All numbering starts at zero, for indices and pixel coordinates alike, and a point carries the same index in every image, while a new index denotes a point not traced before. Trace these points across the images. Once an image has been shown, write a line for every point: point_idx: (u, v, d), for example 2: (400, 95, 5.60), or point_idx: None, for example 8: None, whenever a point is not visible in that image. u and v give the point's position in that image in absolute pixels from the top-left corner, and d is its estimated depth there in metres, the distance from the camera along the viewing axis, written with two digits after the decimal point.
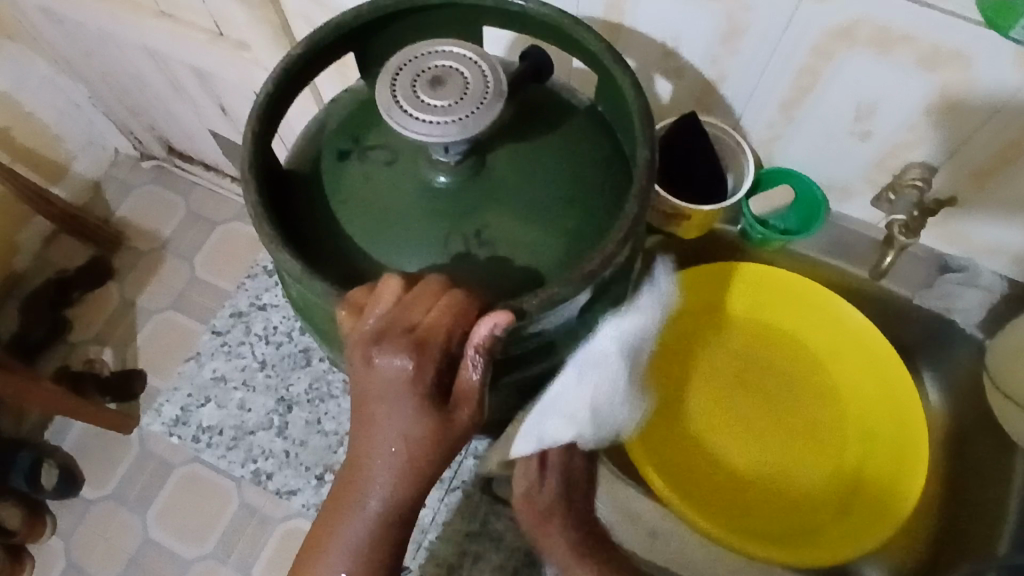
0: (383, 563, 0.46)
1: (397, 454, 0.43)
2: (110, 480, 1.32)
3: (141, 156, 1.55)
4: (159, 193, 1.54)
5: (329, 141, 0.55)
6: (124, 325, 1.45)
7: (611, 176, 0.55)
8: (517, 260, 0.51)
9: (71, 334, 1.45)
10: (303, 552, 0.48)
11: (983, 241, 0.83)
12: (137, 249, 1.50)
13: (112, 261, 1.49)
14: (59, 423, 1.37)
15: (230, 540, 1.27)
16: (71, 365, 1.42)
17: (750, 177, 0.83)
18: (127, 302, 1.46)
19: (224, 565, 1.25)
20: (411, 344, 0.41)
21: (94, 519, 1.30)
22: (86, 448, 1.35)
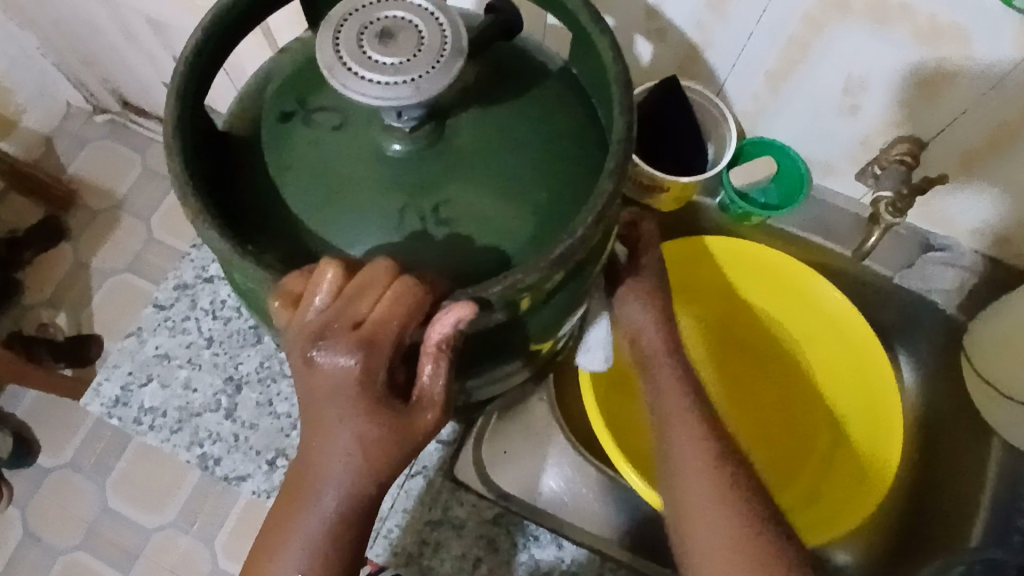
0: (344, 562, 0.42)
1: (351, 455, 0.38)
2: (67, 447, 1.26)
3: (94, 108, 1.46)
4: (114, 148, 1.45)
5: (271, 102, 0.50)
6: (78, 287, 1.38)
7: (584, 149, 0.50)
8: (479, 240, 0.46)
9: (22, 296, 1.37)
10: (258, 547, 0.44)
11: (968, 220, 0.80)
12: (91, 208, 1.41)
13: (65, 221, 1.41)
14: (13, 390, 1.31)
15: (192, 509, 1.21)
16: (23, 329, 1.35)
17: (732, 149, 0.79)
18: (81, 263, 1.39)
19: (186, 535, 1.20)
20: (357, 343, 0.36)
21: (50, 487, 1.24)
22: (42, 416, 1.29)
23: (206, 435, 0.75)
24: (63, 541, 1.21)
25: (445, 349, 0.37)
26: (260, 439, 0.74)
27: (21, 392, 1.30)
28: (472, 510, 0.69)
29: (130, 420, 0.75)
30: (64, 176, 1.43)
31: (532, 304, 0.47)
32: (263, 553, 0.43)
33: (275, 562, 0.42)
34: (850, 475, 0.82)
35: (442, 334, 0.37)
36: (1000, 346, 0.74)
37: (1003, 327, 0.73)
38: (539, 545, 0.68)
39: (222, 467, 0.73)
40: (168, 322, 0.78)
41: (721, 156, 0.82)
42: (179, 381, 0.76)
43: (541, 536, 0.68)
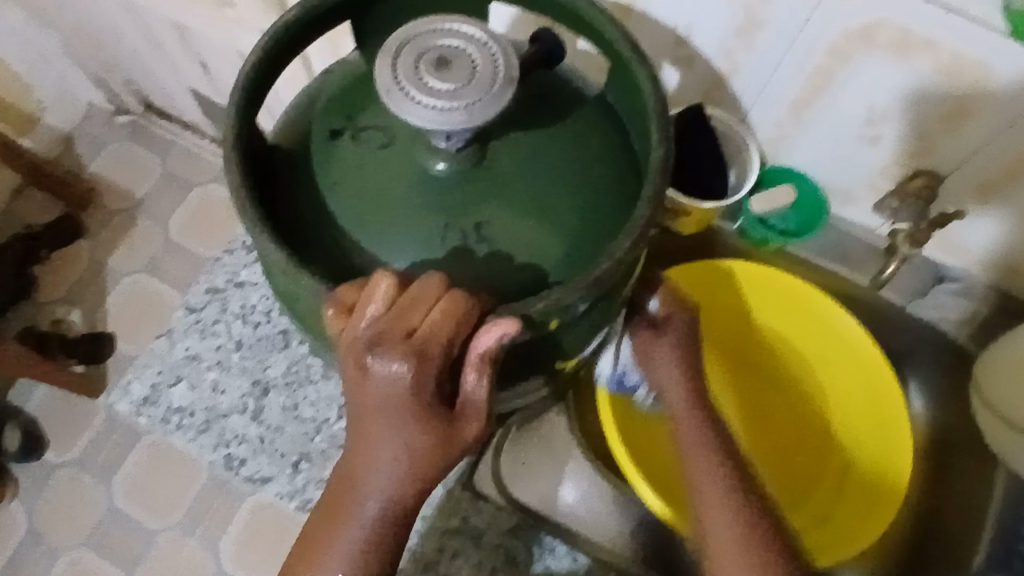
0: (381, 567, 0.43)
1: (397, 461, 0.39)
2: None
3: (116, 110, 1.48)
4: (135, 150, 1.47)
5: (319, 119, 0.52)
6: (95, 286, 1.39)
7: (620, 173, 0.52)
8: (519, 259, 0.48)
9: (39, 294, 1.39)
10: (298, 549, 0.45)
11: (978, 252, 0.82)
12: (110, 208, 1.44)
13: (83, 220, 1.43)
14: None
15: None
16: (37, 325, 1.37)
17: (753, 177, 0.81)
18: (99, 263, 1.40)
19: None
20: (409, 352, 0.37)
21: None
22: None
23: (233, 434, 1.01)
24: None
25: (487, 360, 0.39)
26: (284, 443, 1.00)
27: None
28: (490, 522, 0.78)
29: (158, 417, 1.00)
30: (84, 175, 1.46)
31: (564, 324, 0.49)
32: (303, 556, 0.45)
33: (315, 567, 0.44)
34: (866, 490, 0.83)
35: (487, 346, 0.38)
36: (1010, 375, 0.76)
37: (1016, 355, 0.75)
38: (555, 556, 0.78)
39: (247, 466, 0.99)
40: (199, 326, 1.04)
41: (742, 182, 0.84)
42: (208, 383, 1.02)
43: (556, 549, 0.77)
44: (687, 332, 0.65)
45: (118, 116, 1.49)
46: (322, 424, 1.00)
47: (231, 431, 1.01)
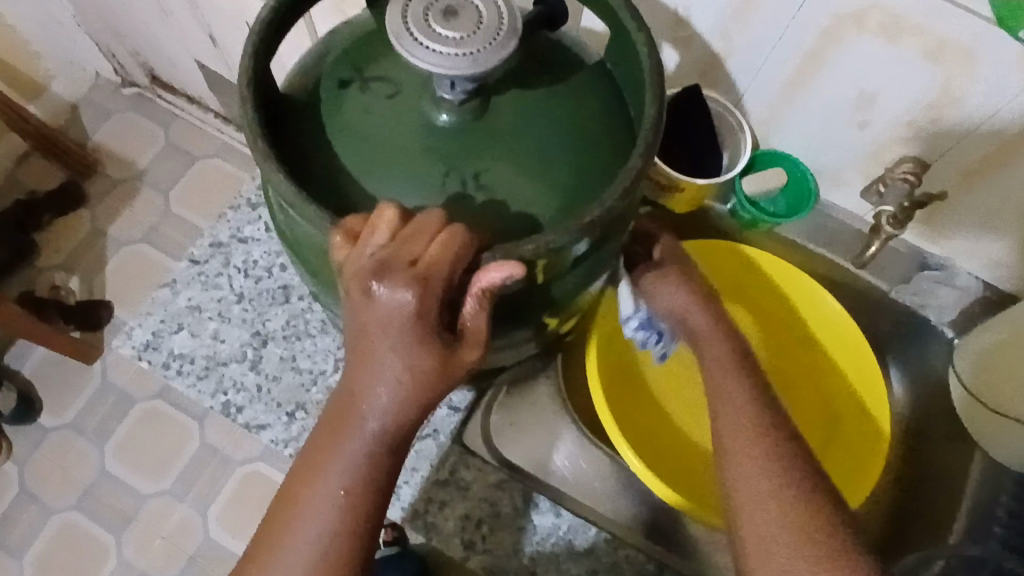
0: (377, 486, 0.45)
1: (399, 383, 0.42)
2: (70, 407, 1.24)
3: (122, 82, 1.50)
4: (138, 121, 1.49)
5: (328, 70, 0.54)
6: (93, 253, 1.41)
7: (615, 135, 0.55)
8: (513, 206, 0.51)
9: (36, 258, 1.41)
10: (296, 471, 0.47)
11: (959, 242, 0.84)
12: (111, 177, 1.46)
13: (84, 187, 1.45)
14: (20, 348, 1.28)
15: (190, 478, 1.19)
16: (36, 290, 1.38)
17: (746, 158, 0.84)
18: (98, 231, 1.42)
19: (181, 503, 1.18)
20: (413, 278, 0.40)
21: (50, 447, 1.22)
22: (45, 376, 1.26)
23: (232, 383, 0.86)
24: (57, 502, 1.19)
25: (488, 294, 0.42)
26: (281, 392, 0.84)
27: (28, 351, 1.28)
28: (478, 474, 0.73)
29: (160, 363, 0.87)
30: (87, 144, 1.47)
31: (557, 270, 0.51)
32: (301, 477, 0.46)
33: (314, 485, 0.45)
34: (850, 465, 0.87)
35: (494, 281, 0.42)
36: (988, 359, 0.79)
37: (998, 337, 0.77)
38: (541, 513, 0.73)
39: (244, 414, 0.84)
40: (202, 277, 0.88)
41: (735, 162, 0.86)
42: (209, 333, 0.87)
43: (541, 504, 0.73)
44: (674, 299, 0.68)
45: (124, 87, 1.51)
46: (322, 373, 0.85)
47: (230, 379, 0.85)
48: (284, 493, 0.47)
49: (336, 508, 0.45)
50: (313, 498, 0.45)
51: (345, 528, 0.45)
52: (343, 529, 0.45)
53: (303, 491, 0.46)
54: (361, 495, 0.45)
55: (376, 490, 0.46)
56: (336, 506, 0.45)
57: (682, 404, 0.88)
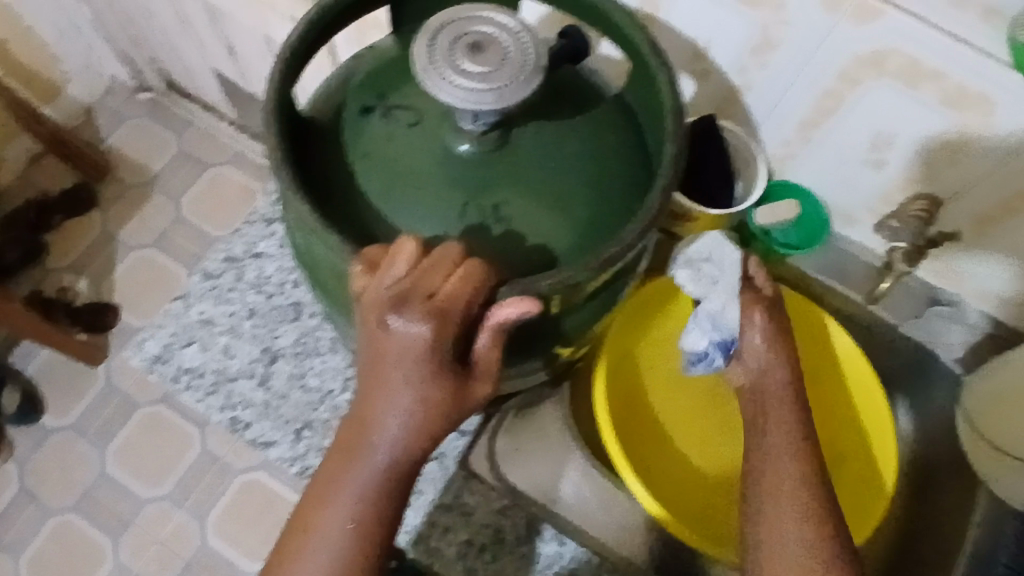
0: (385, 517, 0.45)
1: (411, 414, 0.42)
2: (75, 408, 1.13)
3: (138, 86, 1.50)
4: (152, 126, 1.47)
5: (351, 95, 0.54)
6: (102, 257, 1.39)
7: (633, 169, 0.55)
8: (529, 239, 0.51)
9: (46, 261, 1.37)
10: (306, 498, 0.47)
11: (971, 282, 0.84)
12: (123, 181, 1.43)
13: (96, 191, 1.42)
14: (24, 346, 1.17)
15: (188, 484, 1.09)
16: (43, 291, 1.35)
17: (759, 190, 0.83)
18: (107, 235, 1.41)
19: (178, 510, 1.08)
20: (430, 313, 0.40)
21: (52, 447, 1.11)
22: (50, 374, 1.15)
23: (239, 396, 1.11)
24: (56, 501, 1.08)
25: (502, 329, 0.42)
26: (287, 411, 1.10)
27: None
28: (481, 500, 0.76)
29: None
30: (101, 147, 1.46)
31: (570, 305, 0.51)
32: (311, 504, 0.46)
33: (324, 513, 0.45)
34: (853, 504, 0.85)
35: (506, 318, 0.42)
36: (997, 398, 0.79)
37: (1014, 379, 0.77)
38: (544, 542, 0.76)
39: (249, 431, 1.09)
40: (214, 293, 1.14)
41: (749, 193, 0.85)
42: (219, 347, 1.11)
43: (545, 533, 0.76)
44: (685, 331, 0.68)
45: (139, 92, 1.50)
46: None
47: (238, 394, 1.10)
48: (295, 520, 0.47)
49: (344, 539, 0.45)
50: (323, 526, 0.45)
51: (353, 559, 0.45)
52: (351, 559, 0.45)
53: (314, 519, 0.46)
54: (370, 525, 0.45)
55: (384, 521, 0.46)
56: (345, 537, 0.45)
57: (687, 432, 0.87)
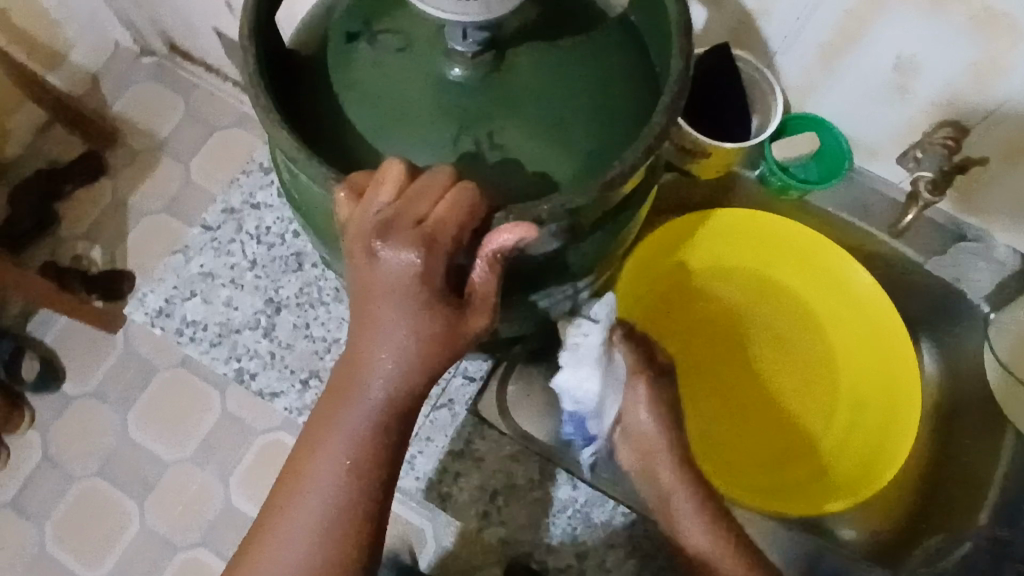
0: (384, 455, 0.44)
1: (405, 347, 0.40)
2: (92, 377, 1.21)
3: (141, 49, 1.49)
4: (160, 90, 1.47)
5: (337, 22, 0.51)
6: (114, 224, 1.41)
7: (639, 94, 0.52)
8: (529, 167, 0.48)
9: (59, 230, 1.41)
10: (302, 438, 0.45)
11: (1002, 214, 0.80)
12: (132, 147, 1.45)
13: (108, 158, 1.44)
14: (44, 316, 1.25)
15: (209, 447, 1.17)
16: (59, 259, 1.39)
17: (776, 121, 0.80)
18: (119, 201, 1.42)
19: (201, 469, 1.16)
20: (419, 239, 0.37)
21: (73, 414, 1.20)
22: (69, 345, 1.23)
23: (245, 351, 0.72)
24: (79, 465, 1.17)
25: (498, 257, 0.40)
26: (296, 359, 0.71)
27: (51, 320, 1.24)
28: (491, 446, 0.73)
29: (172, 331, 0.72)
30: (108, 113, 1.47)
31: (572, 236, 0.49)
32: (307, 444, 0.45)
33: (320, 452, 0.44)
34: (874, 447, 0.83)
35: (502, 244, 0.39)
36: None
37: None
38: (560, 486, 0.71)
39: (257, 383, 0.71)
40: (214, 242, 0.74)
41: (765, 126, 0.82)
42: (223, 299, 0.73)
43: (560, 477, 0.72)
44: None
45: (143, 55, 1.49)
46: (338, 343, 0.72)
47: (246, 348, 0.72)
48: (291, 462, 0.45)
49: (342, 479, 0.44)
50: (319, 467, 0.44)
51: (351, 499, 0.44)
52: (349, 498, 0.44)
53: (310, 459, 0.44)
54: (369, 464, 0.44)
55: (383, 461, 0.44)
56: (342, 477, 0.44)
57: (706, 379, 0.88)
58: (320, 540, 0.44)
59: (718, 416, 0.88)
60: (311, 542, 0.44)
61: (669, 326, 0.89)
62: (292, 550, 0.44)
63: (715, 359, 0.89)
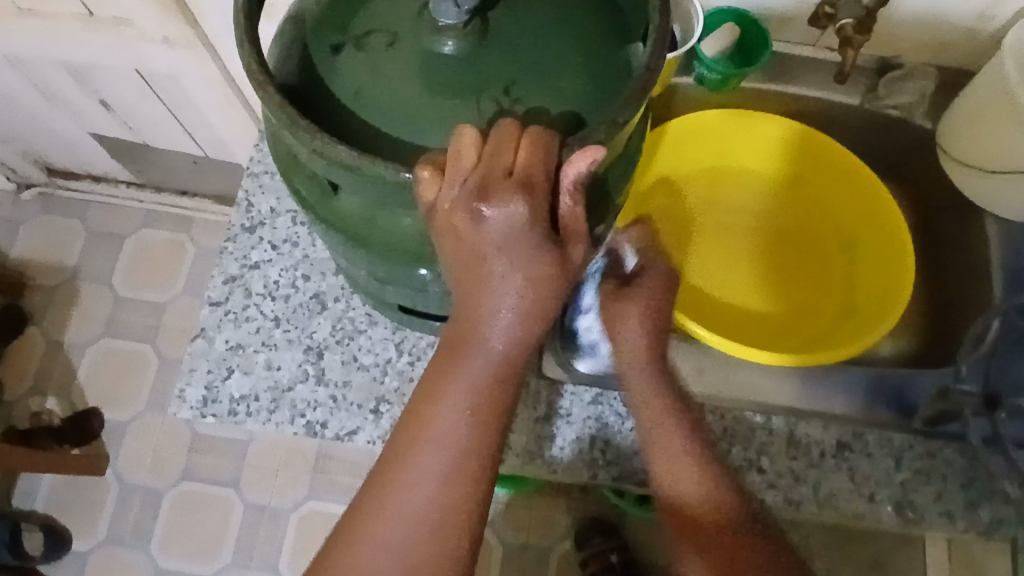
0: (501, 407, 0.46)
1: (521, 296, 0.42)
2: (100, 525, 1.49)
3: (18, 188, 1.72)
4: (57, 221, 1.71)
5: (314, 41, 0.52)
6: (58, 366, 1.61)
7: (610, 14, 0.55)
8: (552, 108, 0.50)
9: (6, 395, 1.59)
10: (415, 398, 0.47)
11: (910, 35, 0.90)
12: (46, 286, 1.67)
13: (25, 304, 1.65)
14: (27, 486, 1.52)
15: (249, 542, 1.47)
16: (16, 422, 1.57)
17: (701, 23, 0.84)
18: (54, 342, 1.63)
19: (250, 567, 1.45)
20: (517, 187, 0.41)
21: (96, 563, 1.47)
22: (61, 500, 1.51)
23: (306, 404, 0.70)
24: None
25: (579, 186, 0.42)
26: (358, 391, 0.71)
27: (34, 488, 1.52)
28: (573, 398, 0.73)
29: (226, 414, 0.70)
30: (8, 262, 1.69)
31: (612, 157, 0.51)
32: (422, 400, 0.46)
33: (439, 406, 0.45)
34: (878, 270, 0.89)
35: (579, 173, 0.42)
36: (971, 125, 0.83)
37: (985, 101, 0.80)
38: None
39: (331, 428, 0.69)
40: (230, 315, 0.73)
41: (689, 33, 0.86)
42: (263, 362, 0.72)
43: None
44: None
45: (21, 192, 1.72)
46: (391, 361, 0.72)
47: (306, 400, 0.70)
48: (406, 418, 0.46)
49: (462, 430, 0.45)
50: (440, 419, 0.45)
51: (474, 447, 0.45)
52: (471, 446, 0.45)
53: (430, 413, 0.45)
54: (488, 414, 0.45)
55: (498, 410, 0.46)
56: (463, 426, 0.45)
57: (712, 273, 0.92)
58: (445, 488, 0.45)
59: (737, 301, 0.91)
60: (437, 492, 0.45)
61: (659, 241, 0.93)
62: (416, 498, 0.45)
63: (710, 254, 0.93)
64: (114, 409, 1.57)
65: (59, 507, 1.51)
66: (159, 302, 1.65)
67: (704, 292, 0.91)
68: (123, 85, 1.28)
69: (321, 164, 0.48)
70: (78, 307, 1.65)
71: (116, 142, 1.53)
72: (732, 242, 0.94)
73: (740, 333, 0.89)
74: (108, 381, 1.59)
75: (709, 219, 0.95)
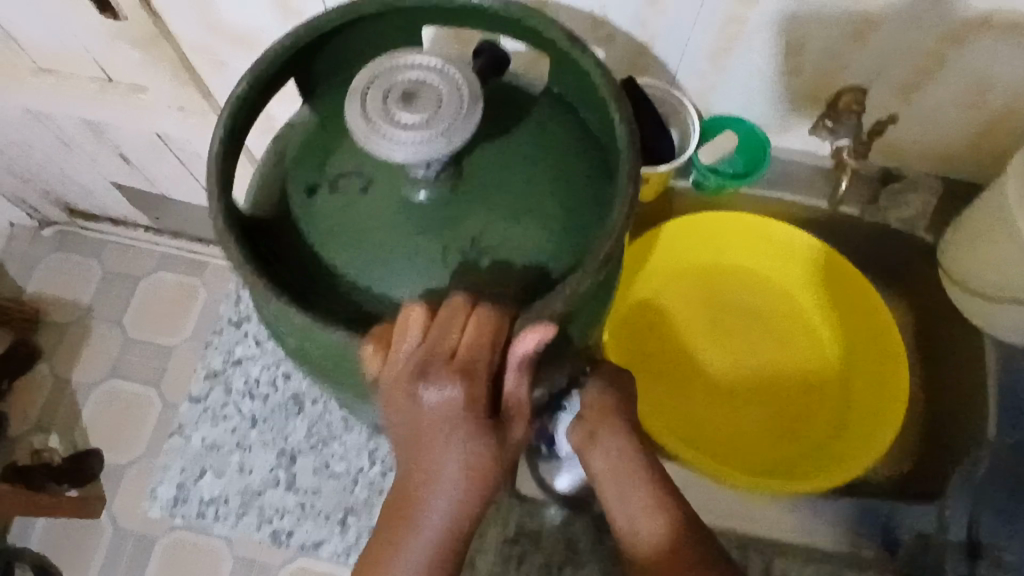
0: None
1: (459, 481, 0.43)
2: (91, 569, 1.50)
3: (40, 224, 1.75)
4: (73, 259, 1.74)
5: (293, 177, 0.53)
6: (65, 406, 1.63)
7: (588, 157, 0.54)
8: (518, 261, 0.50)
9: (13, 429, 1.61)
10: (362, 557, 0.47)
11: (916, 147, 0.87)
12: (59, 323, 1.69)
13: (38, 340, 1.67)
14: (23, 523, 1.54)
15: None
16: (19, 457, 1.59)
17: (696, 133, 0.83)
18: (62, 380, 1.64)
19: None
20: (456, 372, 0.41)
21: None
22: (55, 541, 1.52)
23: (273, 510, 0.77)
24: None
25: (526, 364, 0.43)
26: (326, 501, 0.77)
27: (31, 526, 1.54)
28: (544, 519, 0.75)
29: (195, 513, 0.77)
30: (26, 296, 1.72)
31: (577, 312, 0.49)
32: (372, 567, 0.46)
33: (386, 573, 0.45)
34: (871, 390, 0.87)
35: (525, 352, 0.42)
36: (971, 249, 0.80)
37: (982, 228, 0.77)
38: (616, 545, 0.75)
39: (296, 538, 0.76)
40: (208, 412, 0.79)
41: (686, 140, 0.85)
42: (236, 464, 0.78)
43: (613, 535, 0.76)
44: None
45: (42, 229, 1.75)
46: (362, 471, 0.77)
47: (274, 505, 0.77)
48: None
49: None
50: None
51: None
52: None
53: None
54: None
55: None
56: None
57: (699, 379, 0.91)
58: None
59: (723, 411, 0.89)
60: None
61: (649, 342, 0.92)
62: None
63: (701, 358, 0.91)
64: (115, 451, 1.58)
65: (54, 548, 1.52)
66: (168, 344, 1.66)
67: (689, 399, 0.90)
68: (143, 144, 1.31)
69: (277, 318, 0.48)
70: (88, 346, 1.67)
71: (134, 190, 1.56)
72: (725, 348, 0.92)
73: (722, 445, 0.88)
74: (110, 423, 1.60)
75: (704, 320, 0.93)
